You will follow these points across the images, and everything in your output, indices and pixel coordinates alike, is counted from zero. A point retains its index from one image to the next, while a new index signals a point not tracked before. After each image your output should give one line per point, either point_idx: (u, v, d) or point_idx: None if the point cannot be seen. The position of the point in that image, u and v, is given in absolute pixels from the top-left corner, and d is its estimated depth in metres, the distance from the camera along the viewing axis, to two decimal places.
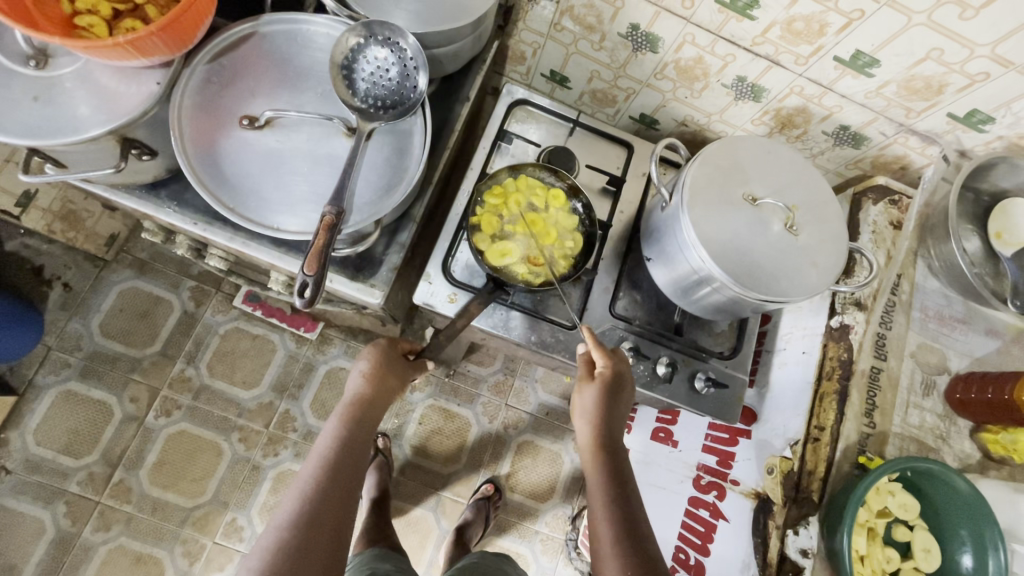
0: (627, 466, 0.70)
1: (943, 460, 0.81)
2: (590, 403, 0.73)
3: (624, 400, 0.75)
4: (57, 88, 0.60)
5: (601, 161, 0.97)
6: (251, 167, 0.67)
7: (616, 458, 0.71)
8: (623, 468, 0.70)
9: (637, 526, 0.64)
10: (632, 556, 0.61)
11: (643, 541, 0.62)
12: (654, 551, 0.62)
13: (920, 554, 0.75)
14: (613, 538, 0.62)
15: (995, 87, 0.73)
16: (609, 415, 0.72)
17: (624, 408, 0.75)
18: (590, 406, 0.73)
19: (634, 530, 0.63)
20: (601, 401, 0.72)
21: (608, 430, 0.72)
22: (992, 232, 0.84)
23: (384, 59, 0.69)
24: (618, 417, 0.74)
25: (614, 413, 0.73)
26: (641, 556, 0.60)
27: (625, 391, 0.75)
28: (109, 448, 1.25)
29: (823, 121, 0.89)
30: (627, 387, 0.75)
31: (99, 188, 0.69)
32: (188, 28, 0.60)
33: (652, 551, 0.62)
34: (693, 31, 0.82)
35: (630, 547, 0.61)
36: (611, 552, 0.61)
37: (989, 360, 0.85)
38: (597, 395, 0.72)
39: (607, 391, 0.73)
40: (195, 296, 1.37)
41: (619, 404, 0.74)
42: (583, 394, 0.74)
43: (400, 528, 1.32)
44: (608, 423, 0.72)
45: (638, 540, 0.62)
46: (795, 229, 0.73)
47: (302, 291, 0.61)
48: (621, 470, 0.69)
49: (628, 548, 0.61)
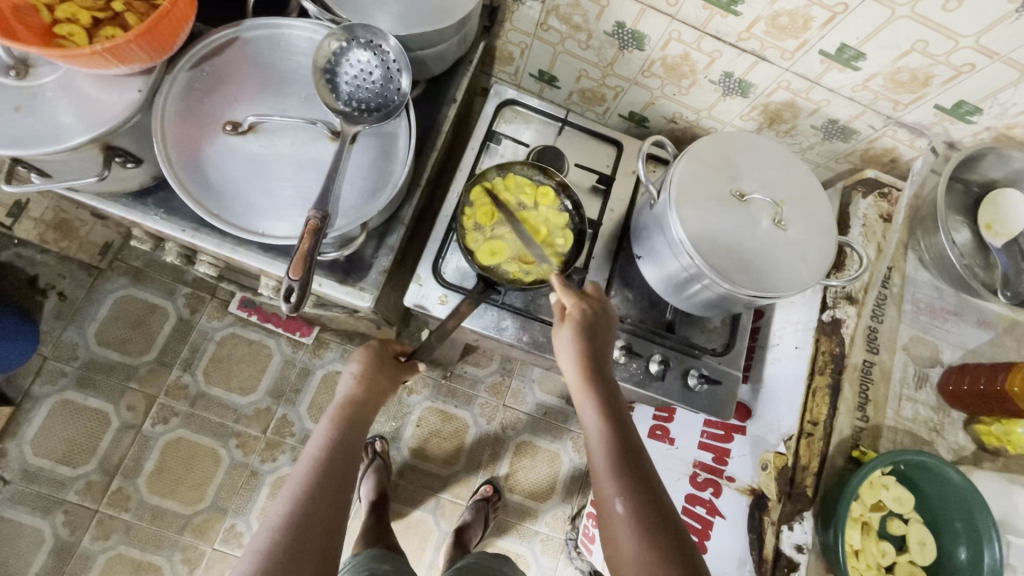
0: (621, 402, 0.67)
1: (937, 452, 0.81)
2: (568, 344, 0.70)
3: (603, 334, 0.71)
4: (39, 99, 0.60)
5: (590, 159, 0.96)
6: (235, 173, 0.67)
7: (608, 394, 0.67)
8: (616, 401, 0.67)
9: (637, 463, 0.61)
10: (634, 492, 0.59)
11: (644, 475, 0.60)
12: (657, 486, 0.60)
13: (915, 547, 0.75)
14: (612, 476, 0.60)
15: (981, 78, 0.73)
16: (590, 350, 0.69)
17: (608, 340, 0.72)
18: (568, 346, 0.70)
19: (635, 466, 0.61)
20: (576, 340, 0.69)
21: (596, 367, 0.69)
22: (983, 224, 0.85)
23: (367, 62, 0.70)
24: (602, 353, 0.70)
25: (595, 350, 0.70)
26: (643, 491, 0.59)
27: (603, 326, 0.72)
28: (106, 457, 1.25)
29: (811, 115, 0.89)
30: (604, 322, 0.72)
31: (87, 198, 0.70)
32: (168, 34, 0.60)
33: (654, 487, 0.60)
34: (679, 28, 0.82)
35: (630, 482, 0.59)
36: (609, 484, 0.60)
37: (981, 351, 0.85)
38: (572, 337, 0.69)
39: (582, 329, 0.70)
40: (190, 303, 1.37)
41: (599, 339, 0.70)
42: (559, 337, 0.71)
43: (400, 531, 1.32)
44: (591, 359, 0.69)
45: (639, 478, 0.60)
46: (783, 224, 0.73)
47: (288, 295, 0.61)
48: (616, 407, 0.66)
49: (629, 485, 0.59)
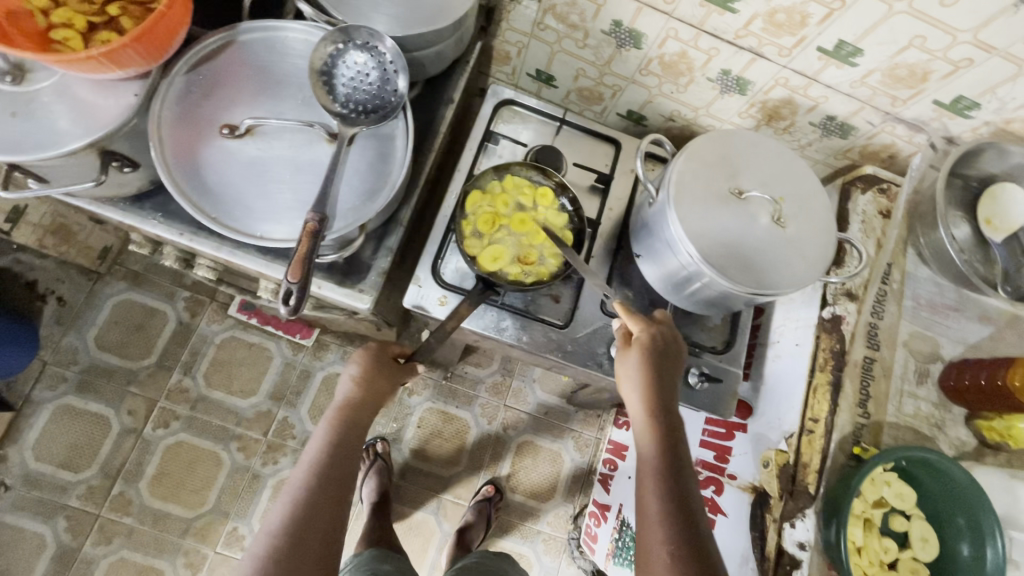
0: (681, 443, 0.67)
1: (939, 448, 0.81)
2: (634, 370, 0.71)
3: (671, 370, 0.71)
4: (35, 104, 0.60)
5: (588, 159, 0.96)
6: (232, 176, 0.67)
7: (671, 430, 0.68)
8: (676, 440, 0.67)
9: (686, 504, 0.62)
10: (681, 534, 0.59)
11: (693, 517, 0.61)
12: (703, 531, 0.61)
13: (917, 543, 0.74)
14: (660, 515, 0.61)
15: (979, 73, 0.73)
16: (656, 383, 0.69)
17: (675, 376, 0.72)
18: (633, 373, 0.70)
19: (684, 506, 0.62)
20: (643, 369, 0.70)
21: (660, 401, 0.69)
22: (983, 218, 0.85)
23: (364, 64, 0.69)
24: (668, 387, 0.70)
25: (661, 383, 0.70)
26: (688, 533, 0.60)
27: (670, 360, 0.72)
28: (108, 462, 1.25)
29: (809, 112, 0.89)
30: (673, 357, 0.72)
31: (84, 203, 0.69)
32: (163, 38, 0.60)
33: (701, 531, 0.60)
34: (676, 26, 0.81)
35: (677, 522, 0.60)
36: (657, 524, 0.60)
37: (982, 346, 0.85)
38: (639, 363, 0.70)
39: (650, 360, 0.70)
40: (190, 307, 1.37)
41: (665, 374, 0.71)
42: (626, 363, 0.72)
43: (402, 532, 1.32)
44: (656, 393, 0.69)
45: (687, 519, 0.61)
46: (783, 221, 0.73)
47: (287, 299, 0.60)
48: (675, 446, 0.67)
49: (677, 525, 0.60)
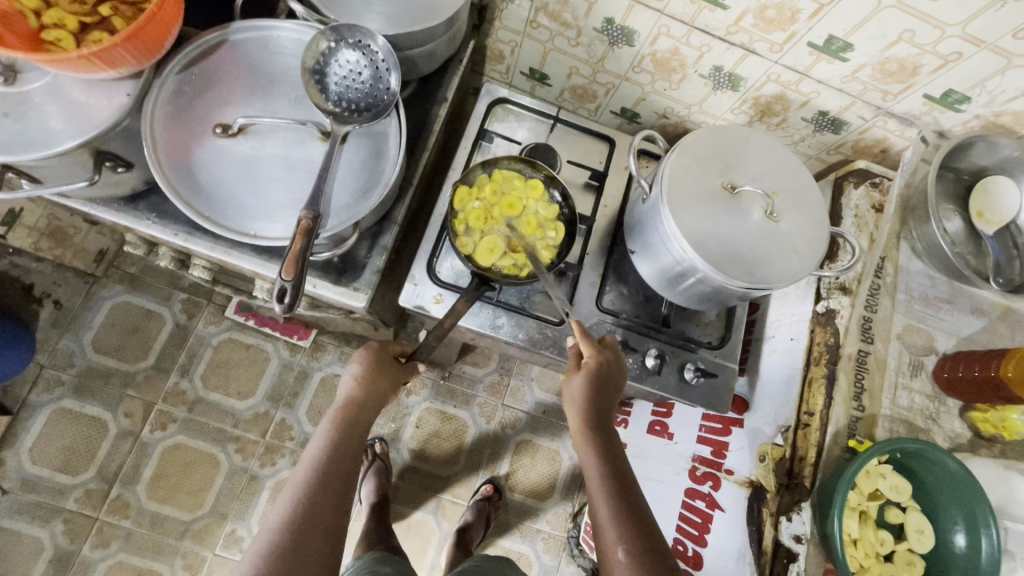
0: (624, 457, 0.69)
1: (934, 440, 0.81)
2: (578, 391, 0.71)
3: (614, 388, 0.73)
4: (27, 104, 0.60)
5: (582, 156, 0.97)
6: (225, 175, 0.67)
7: (612, 446, 0.69)
8: (618, 457, 0.68)
9: (639, 513, 0.63)
10: (640, 546, 0.60)
11: (648, 527, 0.62)
12: (658, 537, 0.62)
13: (913, 535, 0.74)
14: (615, 524, 0.61)
15: (968, 67, 0.74)
16: (599, 401, 0.71)
17: (616, 394, 0.73)
18: (577, 393, 0.71)
19: (639, 518, 0.62)
20: (588, 388, 0.70)
21: (600, 419, 0.71)
22: (974, 211, 0.86)
23: (356, 62, 0.70)
24: (608, 405, 0.72)
25: (604, 402, 0.71)
26: (645, 540, 0.60)
27: (615, 378, 0.73)
28: (106, 464, 1.25)
29: (802, 108, 0.89)
30: (616, 375, 0.74)
31: (77, 203, 0.69)
32: (154, 38, 0.60)
33: (658, 540, 0.61)
34: (668, 23, 0.82)
35: (633, 529, 0.61)
36: (612, 534, 0.61)
37: (975, 339, 0.85)
38: (584, 384, 0.71)
39: (596, 380, 0.71)
40: (187, 309, 1.37)
41: (609, 391, 0.72)
42: (571, 384, 0.72)
43: (401, 532, 1.32)
44: (598, 411, 0.71)
45: (642, 527, 0.61)
46: (776, 215, 0.73)
47: (281, 296, 0.61)
48: (619, 461, 0.68)
49: (635, 536, 0.60)
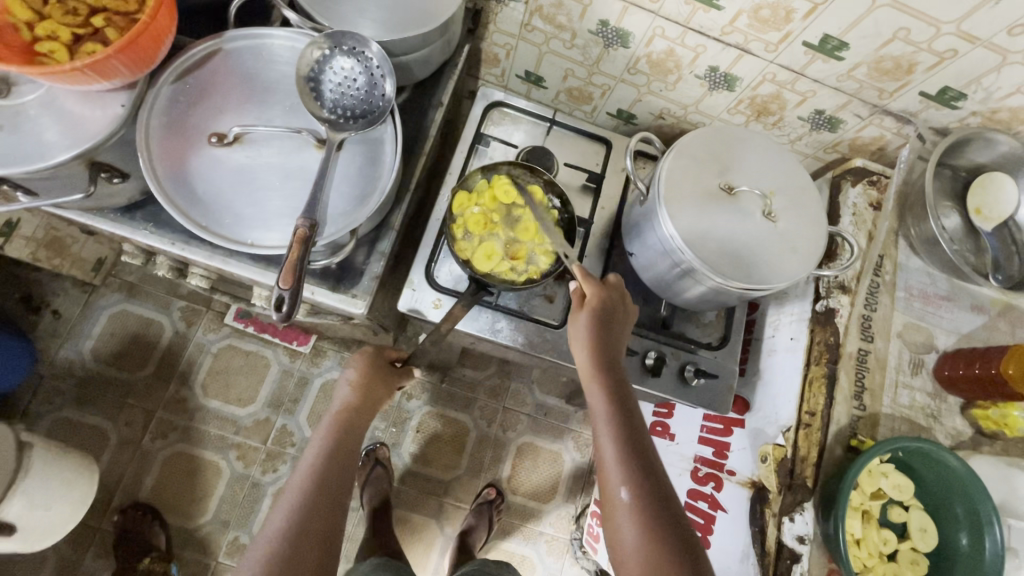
0: (632, 396, 0.68)
1: (936, 438, 0.81)
2: (582, 330, 0.70)
3: (620, 325, 0.72)
4: (21, 117, 0.60)
5: (579, 158, 0.97)
6: (222, 185, 0.67)
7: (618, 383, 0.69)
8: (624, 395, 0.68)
9: (642, 454, 0.63)
10: (641, 482, 0.60)
11: (650, 464, 0.62)
12: (661, 474, 0.62)
13: (917, 534, 0.75)
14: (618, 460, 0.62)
15: (964, 64, 0.73)
16: (605, 339, 0.70)
17: (623, 332, 0.73)
18: (582, 332, 0.70)
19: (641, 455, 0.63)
20: (592, 326, 0.70)
21: (607, 358, 0.70)
22: (972, 208, 0.86)
23: (350, 69, 0.70)
24: (615, 342, 0.71)
25: (610, 339, 0.71)
26: (648, 478, 0.61)
27: (619, 317, 0.73)
28: (106, 474, 1.25)
29: (798, 107, 0.89)
30: (620, 312, 0.73)
31: (73, 214, 0.69)
32: (149, 48, 0.60)
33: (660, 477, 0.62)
34: (663, 24, 0.82)
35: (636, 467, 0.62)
36: (616, 477, 0.61)
37: (975, 336, 0.85)
38: (588, 322, 0.70)
39: (600, 318, 0.70)
40: (186, 316, 1.37)
41: (614, 329, 0.71)
42: (575, 323, 0.72)
43: (404, 537, 1.32)
44: (605, 351, 0.70)
45: (643, 462, 0.62)
46: (773, 215, 0.73)
47: (279, 305, 0.60)
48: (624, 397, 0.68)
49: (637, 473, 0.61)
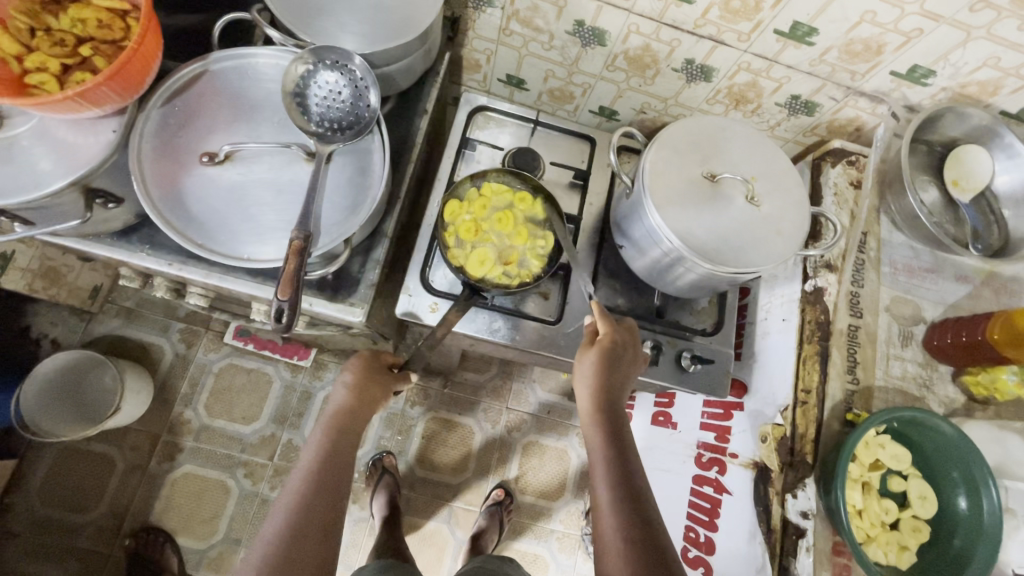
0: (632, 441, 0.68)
1: (929, 407, 0.83)
2: (588, 368, 0.72)
3: (625, 368, 0.73)
4: (15, 148, 0.61)
5: (565, 157, 0.98)
6: (216, 203, 0.69)
7: (618, 425, 0.69)
8: (623, 437, 0.68)
9: (639, 497, 0.62)
10: (634, 523, 0.60)
11: (644, 505, 0.62)
12: (655, 517, 0.61)
13: (916, 501, 0.76)
14: (613, 501, 0.62)
15: (929, 43, 0.76)
16: (608, 379, 0.71)
17: (628, 377, 0.74)
18: (588, 369, 0.72)
19: (636, 494, 0.62)
20: (599, 363, 0.71)
21: (608, 397, 0.70)
22: (950, 181, 0.88)
23: (335, 83, 0.71)
24: (619, 384, 0.72)
25: (614, 381, 0.72)
26: (639, 520, 0.60)
27: (626, 360, 0.74)
28: (115, 500, 1.26)
29: (774, 93, 0.91)
30: (628, 357, 0.74)
31: (70, 241, 0.70)
32: (136, 73, 0.62)
33: (653, 519, 0.61)
34: (637, 21, 0.84)
35: (627, 509, 0.61)
36: (610, 519, 0.61)
37: (961, 305, 0.87)
38: (594, 361, 0.72)
39: (607, 357, 0.72)
40: (186, 338, 1.37)
41: (619, 371, 0.72)
42: (582, 360, 0.73)
43: (416, 545, 1.32)
44: (607, 391, 0.71)
45: (637, 503, 0.62)
46: (757, 200, 0.74)
47: (278, 316, 0.62)
48: (623, 438, 0.68)
49: (629, 515, 0.60)
